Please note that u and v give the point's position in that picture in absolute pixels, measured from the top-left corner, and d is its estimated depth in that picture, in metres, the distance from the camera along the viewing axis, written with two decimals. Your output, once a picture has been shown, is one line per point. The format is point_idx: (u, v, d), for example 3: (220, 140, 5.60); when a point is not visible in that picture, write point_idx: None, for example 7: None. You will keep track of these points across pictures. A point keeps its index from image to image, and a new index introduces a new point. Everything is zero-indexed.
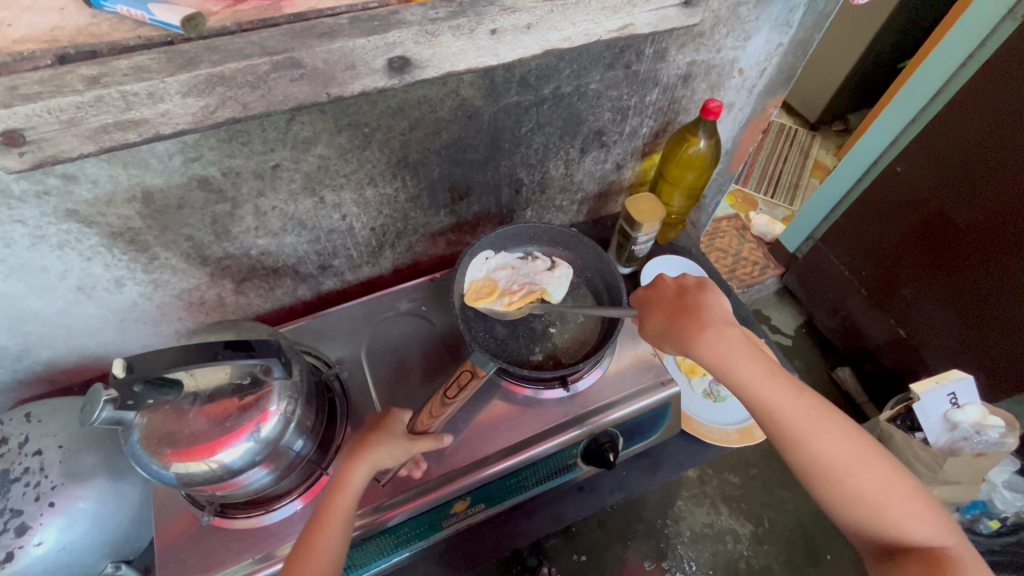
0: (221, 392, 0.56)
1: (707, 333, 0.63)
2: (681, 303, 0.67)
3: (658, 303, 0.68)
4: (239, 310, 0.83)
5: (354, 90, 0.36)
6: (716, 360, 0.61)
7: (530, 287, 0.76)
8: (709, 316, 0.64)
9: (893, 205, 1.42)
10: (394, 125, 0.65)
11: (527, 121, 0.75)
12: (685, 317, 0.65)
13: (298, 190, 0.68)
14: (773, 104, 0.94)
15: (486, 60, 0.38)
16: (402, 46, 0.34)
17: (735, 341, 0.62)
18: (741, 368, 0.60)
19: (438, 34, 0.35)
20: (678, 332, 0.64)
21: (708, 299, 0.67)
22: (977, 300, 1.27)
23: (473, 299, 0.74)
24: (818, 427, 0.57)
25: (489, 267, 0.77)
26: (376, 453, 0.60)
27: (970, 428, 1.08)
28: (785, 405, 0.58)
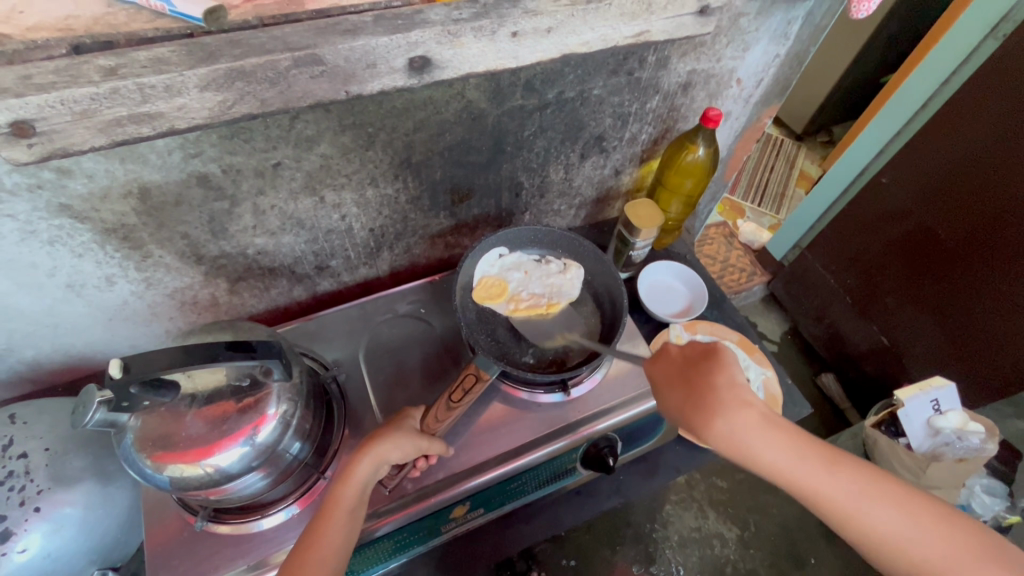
0: (220, 394, 0.55)
1: (725, 423, 0.57)
2: (691, 381, 0.60)
3: (667, 378, 0.61)
4: (232, 310, 0.82)
5: (372, 89, 0.36)
6: (740, 449, 0.56)
7: (537, 298, 0.77)
8: (723, 402, 0.57)
9: (879, 216, 1.45)
10: (398, 126, 0.65)
11: (530, 125, 0.75)
12: (698, 403, 0.58)
13: (299, 189, 0.67)
14: (768, 115, 0.96)
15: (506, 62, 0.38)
16: (424, 46, 0.34)
17: (756, 428, 0.56)
18: (770, 454, 0.55)
19: (460, 35, 0.35)
20: (696, 421, 0.58)
21: (715, 376, 0.59)
22: (961, 309, 1.30)
23: (479, 295, 0.75)
24: (866, 504, 0.52)
25: (502, 266, 0.79)
26: (383, 447, 0.60)
27: (951, 434, 1.11)
28: (825, 490, 0.53)
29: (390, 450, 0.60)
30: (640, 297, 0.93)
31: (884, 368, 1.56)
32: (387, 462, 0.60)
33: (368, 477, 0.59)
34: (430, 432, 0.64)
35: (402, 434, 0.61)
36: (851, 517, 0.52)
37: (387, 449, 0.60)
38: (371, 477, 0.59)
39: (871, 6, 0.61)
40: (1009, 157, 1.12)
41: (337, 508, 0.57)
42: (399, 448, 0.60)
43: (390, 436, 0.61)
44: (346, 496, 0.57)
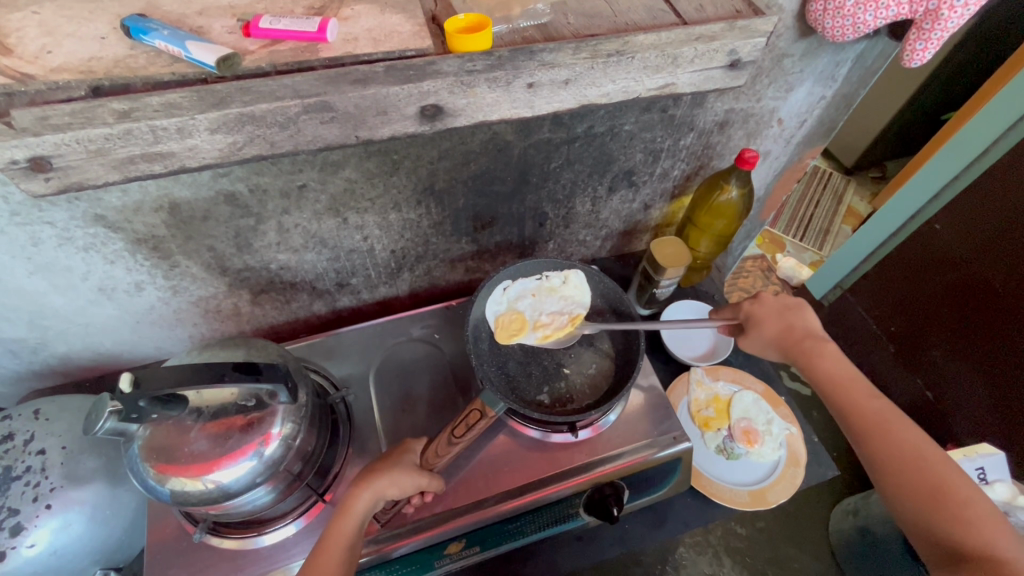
0: (225, 411, 0.56)
1: (808, 344, 0.68)
2: (788, 311, 0.71)
3: (764, 303, 0.72)
4: (254, 320, 0.83)
5: (384, 133, 0.39)
6: (811, 363, 0.67)
7: (557, 313, 0.74)
8: (806, 329, 0.70)
9: (928, 262, 1.38)
10: (423, 154, 0.65)
11: (557, 157, 0.74)
12: (787, 327, 0.70)
13: (323, 210, 0.68)
14: (811, 156, 0.92)
15: (521, 111, 0.41)
16: (435, 95, 0.38)
17: (829, 353, 0.67)
18: (834, 364, 0.66)
19: (473, 85, 0.38)
20: (783, 335, 0.69)
21: (804, 316, 0.71)
22: (1010, 371, 1.21)
23: (502, 338, 0.72)
24: (903, 430, 0.61)
25: (509, 299, 0.75)
26: (379, 481, 0.59)
27: (998, 506, 1.01)
28: (869, 406, 0.63)
29: (388, 486, 0.60)
30: (661, 337, 0.90)
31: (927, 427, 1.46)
32: (384, 498, 0.59)
33: (365, 511, 0.58)
34: (429, 467, 0.63)
35: (400, 470, 0.61)
36: (892, 438, 0.60)
37: (385, 485, 0.59)
38: (368, 509, 0.59)
39: (928, 56, 0.57)
40: None
41: (335, 542, 0.56)
42: (397, 484, 0.60)
43: (389, 471, 0.61)
44: (343, 531, 0.57)
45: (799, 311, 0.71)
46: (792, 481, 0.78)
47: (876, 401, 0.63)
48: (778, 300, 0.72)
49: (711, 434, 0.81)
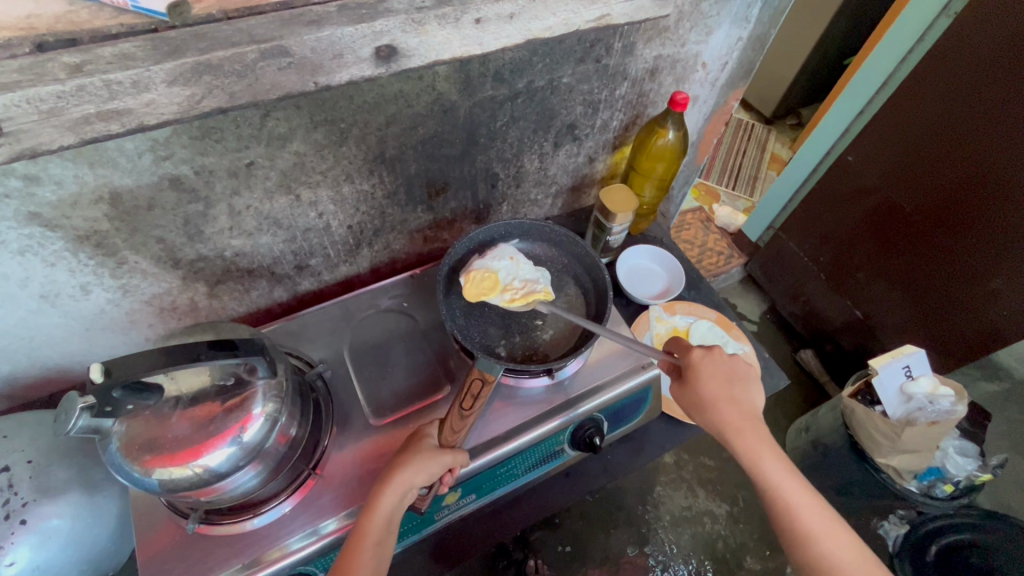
0: (205, 394, 0.55)
1: (743, 424, 0.66)
2: (728, 382, 0.68)
3: (703, 370, 0.69)
4: (213, 314, 0.81)
5: (342, 78, 0.40)
6: (744, 447, 0.65)
7: (531, 281, 0.74)
8: (743, 407, 0.67)
9: (845, 192, 1.50)
10: (371, 120, 0.66)
11: (502, 115, 0.76)
12: (728, 402, 0.67)
13: (274, 188, 0.68)
14: (735, 97, 0.98)
15: (472, 48, 0.43)
16: (389, 35, 0.39)
17: (762, 433, 0.66)
18: (765, 453, 0.65)
19: (424, 23, 0.40)
20: (719, 414, 0.66)
21: (741, 387, 0.69)
22: (921, 281, 1.37)
23: (474, 294, 0.71)
24: (820, 523, 0.61)
25: (489, 257, 0.74)
26: (404, 475, 0.59)
27: (924, 398, 1.17)
28: (794, 502, 0.62)
29: (415, 475, 0.59)
30: (619, 281, 0.95)
31: (859, 341, 1.62)
32: (412, 488, 0.59)
33: (393, 508, 0.58)
34: (450, 446, 0.63)
35: (423, 457, 0.60)
36: (812, 540, 0.61)
37: (410, 476, 0.59)
38: (396, 501, 0.58)
39: None
40: (970, 120, 1.16)
41: (365, 541, 0.57)
42: (424, 471, 0.59)
43: (413, 461, 0.60)
44: (371, 530, 0.57)
45: (738, 377, 0.69)
46: None
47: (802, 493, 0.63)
48: (719, 363, 0.69)
49: None
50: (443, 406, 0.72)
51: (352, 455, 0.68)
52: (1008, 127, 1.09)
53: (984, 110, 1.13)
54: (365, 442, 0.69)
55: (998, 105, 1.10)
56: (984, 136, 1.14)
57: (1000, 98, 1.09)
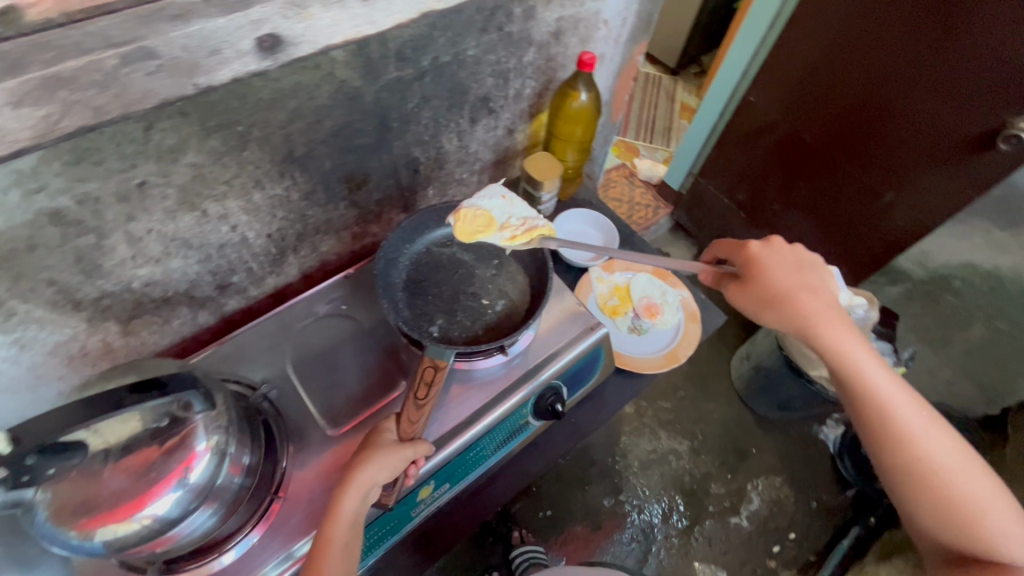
0: (138, 441, 0.51)
1: (826, 316, 0.69)
2: (800, 274, 0.70)
3: (774, 263, 0.70)
4: (133, 353, 0.75)
5: (224, 76, 0.38)
6: (829, 342, 0.68)
7: (529, 219, 0.75)
8: (823, 299, 0.69)
9: (752, 131, 1.59)
10: (271, 119, 0.61)
11: (412, 96, 0.73)
12: (807, 294, 0.69)
13: (174, 206, 0.62)
14: (639, 52, 1.00)
15: (365, 29, 0.42)
16: (269, 22, 0.38)
17: (846, 324, 0.69)
18: (852, 344, 0.68)
19: (307, 9, 0.39)
20: (798, 308, 0.68)
21: (815, 276, 0.70)
22: (827, 204, 1.49)
23: (471, 235, 0.73)
24: (906, 405, 0.67)
25: (482, 199, 0.76)
26: (364, 474, 0.56)
27: None
28: (886, 395, 0.67)
29: (376, 473, 0.57)
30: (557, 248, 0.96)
31: None
32: (375, 486, 0.57)
33: (356, 510, 0.56)
34: (410, 439, 0.61)
35: (382, 455, 0.58)
36: (913, 439, 0.66)
37: (372, 474, 0.56)
38: (360, 503, 0.56)
39: None
40: (853, 47, 1.24)
41: (331, 547, 0.55)
42: (385, 468, 0.57)
43: (372, 460, 0.57)
44: (337, 536, 0.55)
45: (807, 269, 0.71)
46: (693, 335, 0.89)
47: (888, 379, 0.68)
48: (785, 255, 0.71)
49: (621, 319, 0.90)
50: (399, 402, 0.70)
51: (315, 469, 0.65)
52: (886, 50, 1.18)
53: (864, 36, 1.21)
54: (326, 454, 0.66)
55: (880, 32, 1.18)
56: (868, 64, 1.23)
57: (879, 23, 1.17)
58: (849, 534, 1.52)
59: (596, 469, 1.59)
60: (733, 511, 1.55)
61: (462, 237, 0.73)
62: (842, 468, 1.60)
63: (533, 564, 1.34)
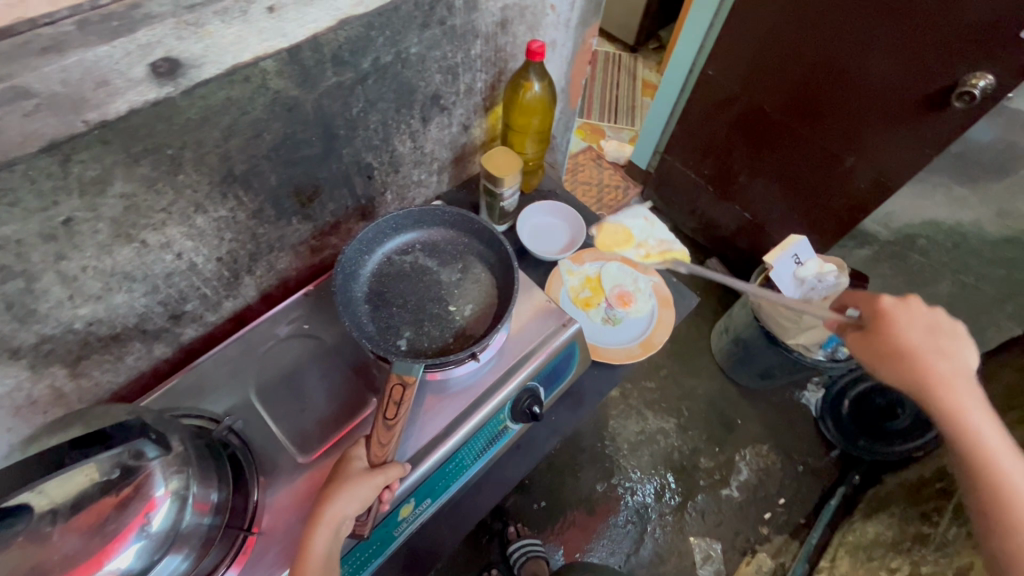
0: (88, 497, 0.47)
1: (956, 372, 0.76)
2: (935, 334, 0.78)
3: (905, 320, 0.78)
4: (87, 395, 0.71)
5: (117, 107, 0.45)
6: (940, 394, 0.75)
7: (664, 243, 1.00)
8: (931, 361, 0.76)
9: (713, 104, 1.58)
10: (203, 138, 0.57)
11: (355, 101, 0.70)
12: (934, 343, 0.77)
13: (109, 239, 0.58)
14: (591, 35, 0.98)
15: (276, 44, 0.53)
16: (161, 46, 0.45)
17: (971, 382, 0.76)
18: (964, 402, 0.74)
19: (203, 25, 0.46)
20: (914, 358, 0.76)
21: (964, 341, 0.79)
22: (791, 174, 1.50)
23: (614, 247, 0.96)
24: (1019, 469, 0.70)
25: (626, 220, 0.99)
26: (334, 507, 0.55)
27: (813, 278, 1.32)
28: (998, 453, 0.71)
29: (346, 506, 0.55)
30: (525, 244, 0.94)
31: (753, 239, 1.78)
32: (346, 519, 0.55)
33: (328, 545, 0.54)
34: (381, 463, 0.59)
35: (352, 484, 0.56)
36: (1015, 486, 0.69)
37: (341, 507, 0.55)
38: (332, 538, 0.54)
39: None
40: (806, 13, 1.23)
41: None
42: (355, 499, 0.55)
43: (340, 491, 0.55)
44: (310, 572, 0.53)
45: (947, 331, 0.79)
46: (667, 320, 0.89)
47: (995, 445, 0.72)
48: (921, 316, 0.79)
49: (595, 310, 0.89)
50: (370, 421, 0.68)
51: (289, 499, 0.63)
52: (839, 15, 1.17)
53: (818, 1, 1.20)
54: (299, 481, 0.64)
55: None
56: (823, 30, 1.22)
57: None
58: (836, 493, 1.57)
59: (586, 455, 1.60)
60: (724, 482, 1.58)
61: (604, 246, 0.96)
62: (825, 429, 1.64)
63: (532, 558, 1.35)
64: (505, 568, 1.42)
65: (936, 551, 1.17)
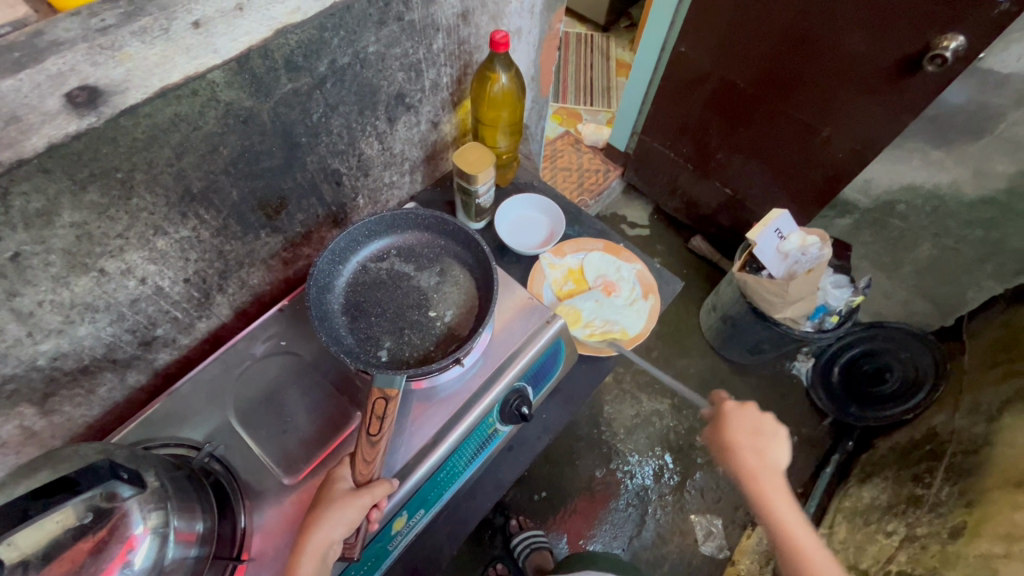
0: (60, 546, 0.44)
1: (775, 481, 0.72)
2: (759, 439, 0.74)
3: (733, 425, 0.75)
4: (61, 432, 0.68)
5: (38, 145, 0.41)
6: (770, 505, 0.72)
7: (613, 321, 0.87)
8: (757, 469, 0.73)
9: (687, 82, 1.56)
10: (154, 158, 0.54)
11: (315, 106, 0.67)
12: (745, 455, 0.73)
13: (64, 271, 0.55)
14: (557, 20, 0.95)
15: (206, 61, 0.48)
16: (76, 75, 0.42)
17: (787, 495, 0.72)
18: (784, 514, 0.71)
19: (121, 49, 0.43)
20: (742, 466, 0.73)
21: (778, 448, 0.74)
22: (769, 148, 1.49)
23: None
24: None
25: (576, 298, 0.88)
26: (319, 531, 0.54)
27: (796, 251, 1.32)
28: (817, 562, 0.69)
29: (332, 530, 0.54)
30: (504, 240, 0.92)
31: (735, 215, 1.78)
32: (333, 543, 0.54)
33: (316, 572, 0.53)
34: (367, 482, 0.58)
35: (337, 507, 0.55)
36: None
37: (326, 532, 0.54)
38: (320, 564, 0.53)
39: None
40: None
41: None
42: (342, 523, 0.54)
43: (325, 516, 0.54)
44: None
45: (770, 435, 0.75)
46: (655, 307, 0.88)
47: (817, 556, 0.70)
48: (749, 420, 0.75)
49: (585, 295, 0.88)
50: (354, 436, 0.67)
51: (278, 522, 0.62)
52: None
53: None
54: (287, 503, 0.63)
55: None
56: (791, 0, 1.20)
57: None
58: (831, 461, 1.58)
59: (583, 443, 1.60)
60: None
61: None
62: (817, 398, 1.65)
63: (535, 550, 1.36)
64: (510, 561, 1.43)
65: (930, 511, 1.19)
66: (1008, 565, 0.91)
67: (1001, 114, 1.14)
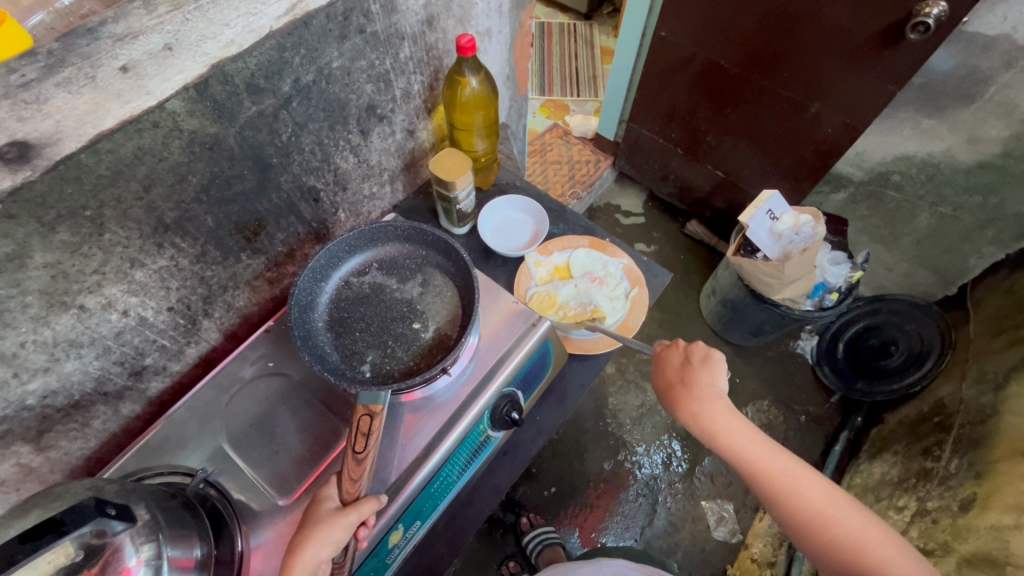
0: None
1: (713, 405, 0.70)
2: (691, 375, 0.72)
3: (665, 369, 0.75)
4: (59, 467, 0.69)
5: None
6: (717, 435, 0.69)
7: (590, 305, 0.86)
8: (698, 399, 0.71)
9: (670, 67, 1.54)
10: (122, 193, 0.55)
11: (283, 127, 0.67)
12: (681, 392, 0.72)
13: (44, 311, 0.56)
14: (527, 17, 0.94)
15: (140, 104, 0.51)
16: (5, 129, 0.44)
17: (734, 419, 0.70)
18: (736, 437, 0.69)
19: (48, 98, 0.45)
20: (683, 405, 0.71)
21: (709, 374, 0.72)
22: (757, 128, 1.47)
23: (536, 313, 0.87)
24: (809, 492, 0.66)
25: (553, 285, 0.88)
26: (308, 552, 0.54)
27: (790, 232, 1.32)
28: (777, 471, 0.67)
29: (320, 550, 0.54)
30: (488, 242, 0.92)
31: (729, 197, 1.76)
32: (322, 563, 0.54)
33: None
34: (354, 500, 0.58)
35: (323, 527, 0.55)
36: (817, 520, 0.64)
37: (314, 552, 0.54)
38: None
39: None
40: None
41: None
42: (328, 542, 0.54)
43: (312, 536, 0.54)
44: None
45: (700, 364, 0.73)
46: (641, 302, 0.87)
47: (784, 468, 0.67)
48: (678, 360, 0.74)
49: (562, 283, 0.88)
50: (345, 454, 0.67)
51: (274, 544, 0.62)
52: None
53: None
54: (282, 524, 0.63)
55: None
56: None
57: None
58: (840, 438, 1.57)
59: (590, 436, 1.60)
60: None
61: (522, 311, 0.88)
62: (823, 376, 1.65)
63: (547, 545, 1.37)
64: (523, 559, 1.44)
65: (940, 484, 1.17)
66: (1018, 536, 0.90)
67: (990, 78, 1.11)
